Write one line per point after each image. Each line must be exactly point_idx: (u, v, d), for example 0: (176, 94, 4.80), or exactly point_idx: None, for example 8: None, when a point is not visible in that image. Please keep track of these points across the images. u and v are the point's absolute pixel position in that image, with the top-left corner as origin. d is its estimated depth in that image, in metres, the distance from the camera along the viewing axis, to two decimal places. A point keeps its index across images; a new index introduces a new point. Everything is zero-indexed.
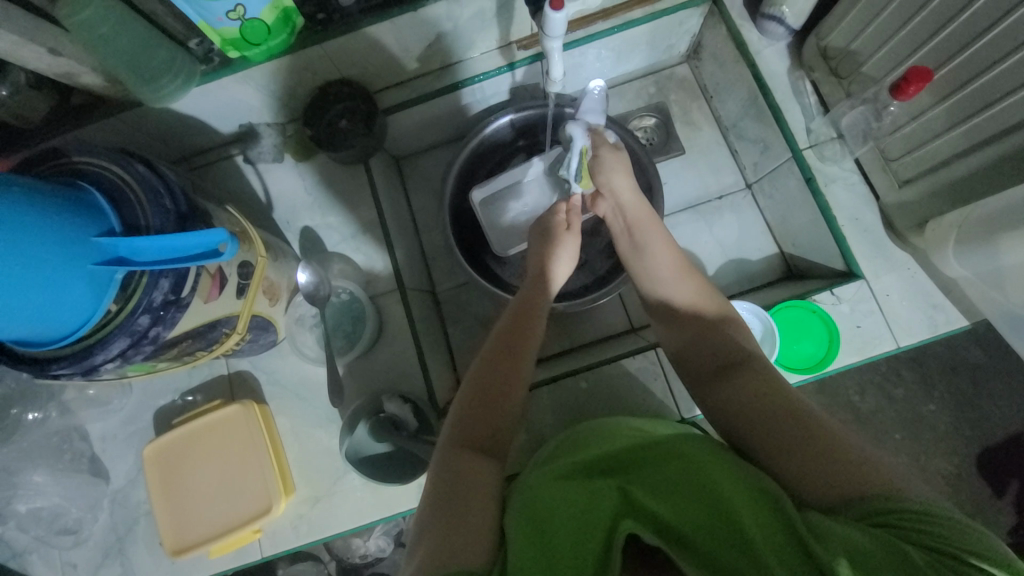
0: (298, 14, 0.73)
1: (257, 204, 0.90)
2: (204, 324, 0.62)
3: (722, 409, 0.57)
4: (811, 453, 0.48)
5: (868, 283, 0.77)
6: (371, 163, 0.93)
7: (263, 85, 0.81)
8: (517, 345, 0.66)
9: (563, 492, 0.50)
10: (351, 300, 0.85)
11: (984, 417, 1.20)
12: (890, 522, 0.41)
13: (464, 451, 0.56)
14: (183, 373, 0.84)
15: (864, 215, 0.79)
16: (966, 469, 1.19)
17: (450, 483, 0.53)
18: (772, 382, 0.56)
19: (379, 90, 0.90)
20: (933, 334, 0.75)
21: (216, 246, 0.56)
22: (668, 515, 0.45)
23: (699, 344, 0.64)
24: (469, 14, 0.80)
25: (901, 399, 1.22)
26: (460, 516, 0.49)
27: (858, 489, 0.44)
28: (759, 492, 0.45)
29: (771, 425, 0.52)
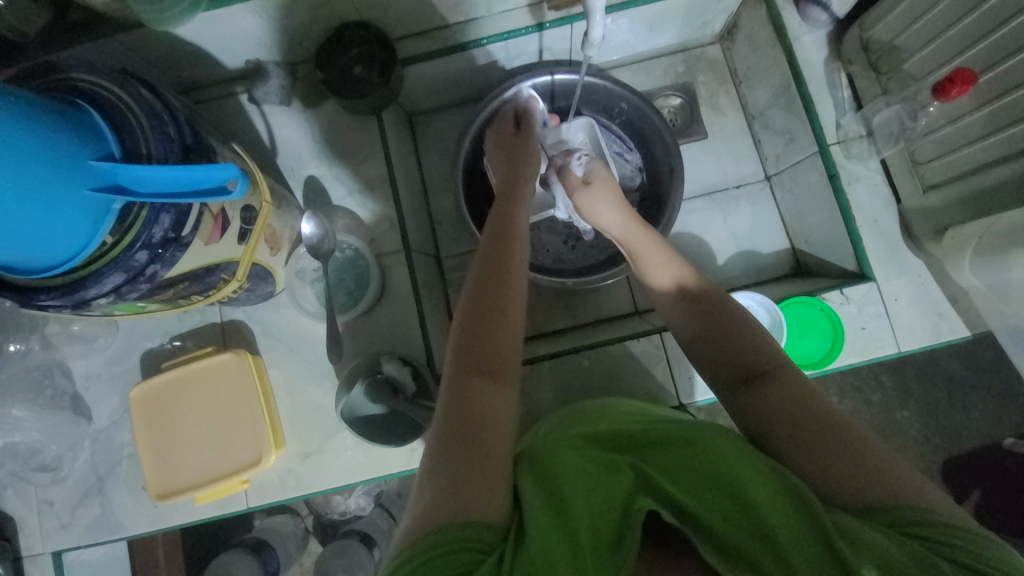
0: None
1: (261, 147, 0.86)
2: (204, 267, 0.59)
3: (745, 403, 0.56)
4: (837, 456, 0.48)
5: (879, 286, 0.77)
6: (384, 116, 0.88)
7: (276, 18, 0.76)
8: (511, 263, 0.62)
9: (583, 469, 0.50)
10: (355, 257, 0.82)
11: (958, 427, 1.23)
12: (915, 532, 0.42)
13: (469, 380, 0.53)
14: (174, 317, 0.81)
15: (881, 217, 0.78)
16: (934, 474, 1.24)
17: (458, 417, 0.50)
18: (788, 378, 0.55)
19: (400, 37, 0.85)
20: (934, 342, 0.76)
21: (224, 183, 0.53)
22: (689, 499, 0.46)
23: (710, 330, 0.61)
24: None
25: (881, 403, 1.25)
26: (471, 461, 0.47)
27: (885, 494, 0.45)
28: (781, 484, 0.44)
29: (798, 422, 0.51)
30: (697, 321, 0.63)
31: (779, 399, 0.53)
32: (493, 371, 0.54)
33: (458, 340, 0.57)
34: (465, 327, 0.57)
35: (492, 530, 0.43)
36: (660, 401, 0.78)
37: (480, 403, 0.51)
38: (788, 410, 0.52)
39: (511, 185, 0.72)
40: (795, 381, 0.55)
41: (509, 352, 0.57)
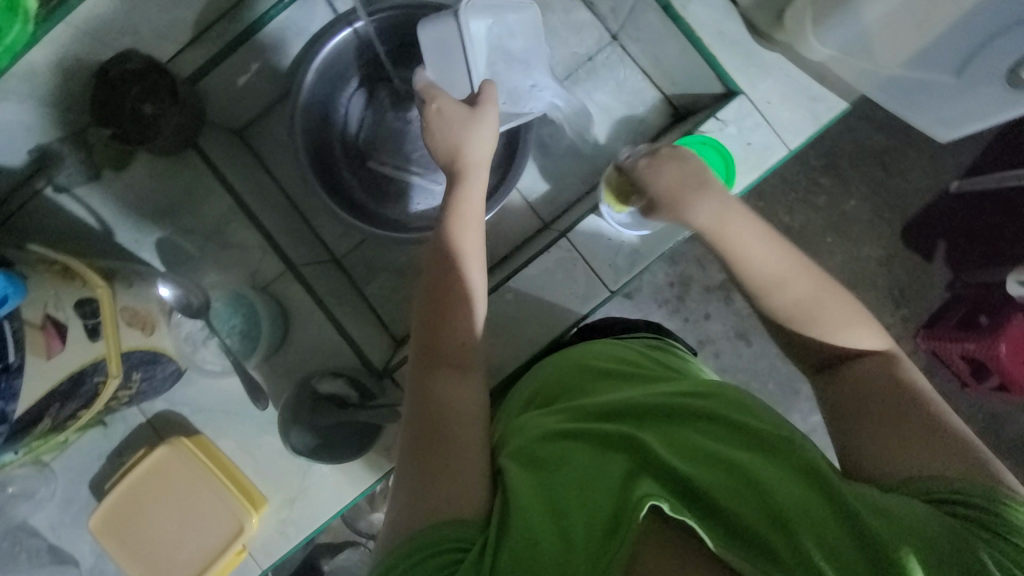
0: None
1: (92, 232, 0.77)
2: (67, 382, 0.56)
3: (828, 397, 0.56)
4: (901, 439, 0.49)
5: (749, 98, 0.75)
6: (202, 143, 0.81)
7: (29, 95, 0.66)
8: (462, 286, 0.61)
9: (574, 450, 0.51)
10: (240, 297, 0.78)
11: (901, 195, 1.20)
12: (951, 504, 0.44)
13: (434, 371, 0.57)
14: (101, 437, 0.77)
15: (725, 27, 0.75)
16: (897, 248, 1.21)
17: (430, 418, 0.54)
18: (892, 370, 0.55)
19: (172, 56, 0.75)
20: (819, 126, 0.76)
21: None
22: (700, 477, 0.45)
23: (824, 311, 0.57)
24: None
25: (826, 205, 1.20)
26: (445, 462, 0.50)
27: (939, 471, 0.47)
28: (800, 462, 0.46)
29: (876, 411, 0.52)
30: (793, 303, 0.58)
31: (879, 386, 0.53)
32: (460, 363, 0.58)
33: (420, 336, 0.60)
34: (424, 345, 0.59)
35: (467, 525, 0.45)
36: (594, 296, 0.78)
37: (456, 397, 0.56)
38: (884, 399, 0.52)
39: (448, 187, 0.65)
40: (884, 376, 0.54)
41: (476, 344, 0.60)
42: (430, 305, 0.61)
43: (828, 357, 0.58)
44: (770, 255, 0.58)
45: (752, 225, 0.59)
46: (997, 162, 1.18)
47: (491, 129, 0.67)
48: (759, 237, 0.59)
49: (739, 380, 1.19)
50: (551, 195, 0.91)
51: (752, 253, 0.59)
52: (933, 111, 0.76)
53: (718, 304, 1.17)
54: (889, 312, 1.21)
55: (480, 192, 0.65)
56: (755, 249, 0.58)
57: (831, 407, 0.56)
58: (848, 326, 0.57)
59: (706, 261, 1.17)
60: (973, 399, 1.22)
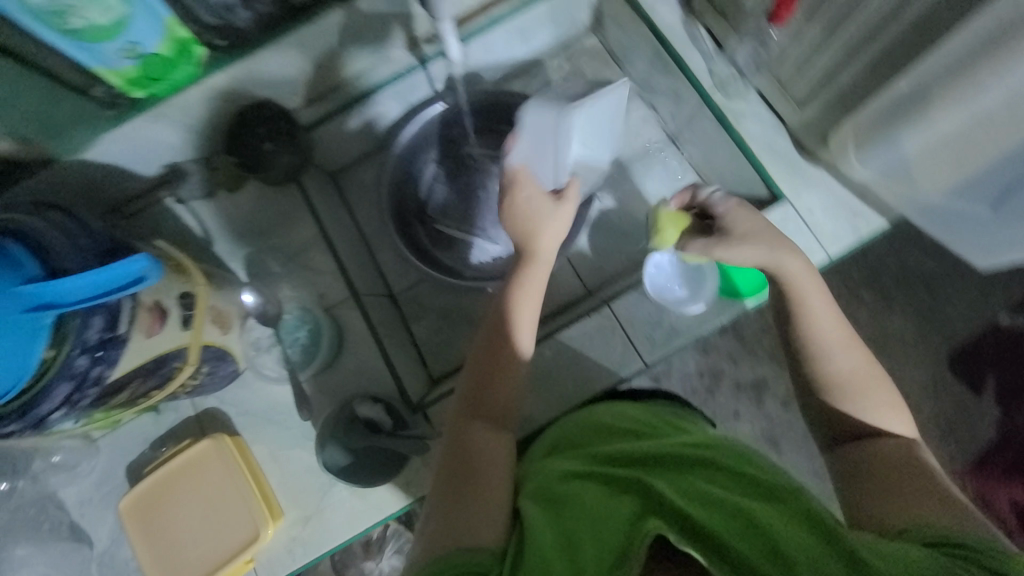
0: (200, 45, 0.74)
1: (195, 239, 0.89)
2: (152, 361, 0.62)
3: (843, 466, 0.64)
4: (908, 498, 0.55)
5: (792, 204, 0.81)
6: (303, 180, 0.94)
7: (180, 121, 0.82)
8: (505, 340, 0.69)
9: (588, 491, 0.57)
10: (305, 314, 0.85)
11: (947, 321, 1.20)
12: (955, 552, 0.48)
13: (470, 423, 0.65)
14: (150, 422, 0.83)
15: (776, 141, 0.84)
16: (941, 373, 1.18)
17: (461, 460, 0.61)
18: (911, 452, 0.62)
19: (297, 107, 0.91)
20: (858, 239, 0.81)
21: (138, 274, 0.55)
22: (696, 509, 0.49)
23: (860, 387, 0.65)
24: (332, 24, 0.79)
25: (868, 319, 1.20)
26: (470, 494, 0.57)
27: (937, 522, 0.51)
28: (801, 510, 0.48)
29: (894, 475, 0.59)
30: (836, 369, 0.66)
31: (898, 458, 0.61)
32: (494, 419, 0.66)
33: (463, 387, 0.68)
34: (469, 389, 0.67)
35: (486, 553, 0.51)
36: (624, 366, 0.81)
37: (484, 446, 0.63)
38: (890, 469, 0.60)
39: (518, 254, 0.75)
40: (901, 453, 0.61)
41: (510, 398, 0.67)
42: (477, 359, 0.69)
43: (848, 430, 0.66)
44: (830, 325, 0.68)
45: (814, 284, 0.69)
46: None
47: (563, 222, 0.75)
48: (821, 301, 0.68)
49: None
50: (595, 264, 0.97)
51: (810, 310, 0.68)
52: (973, 235, 0.81)
53: (748, 403, 1.17)
54: (929, 442, 1.16)
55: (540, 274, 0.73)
56: (820, 315, 0.68)
57: (846, 472, 0.63)
58: (879, 400, 0.65)
59: (739, 357, 1.18)
60: None
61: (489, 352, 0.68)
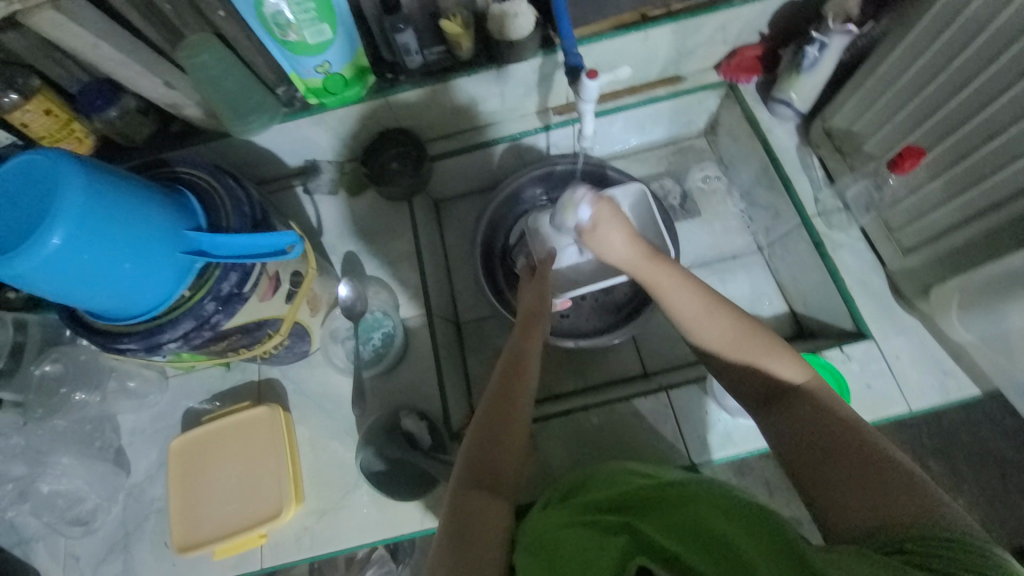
0: (371, 75, 0.88)
1: (309, 227, 1.00)
2: (254, 322, 0.69)
3: (772, 435, 0.58)
4: (847, 484, 0.49)
5: (878, 344, 0.80)
6: (415, 202, 1.03)
7: (333, 128, 0.94)
8: (521, 384, 0.68)
9: (580, 535, 0.52)
10: (383, 318, 0.91)
11: (1018, 516, 1.09)
12: (912, 550, 0.42)
13: (469, 493, 0.58)
14: (218, 376, 0.90)
15: (870, 279, 0.84)
16: None
17: (460, 521, 0.56)
18: (819, 394, 0.58)
19: (429, 140, 1.02)
20: (945, 400, 0.77)
21: (283, 247, 0.64)
22: (679, 550, 0.45)
23: (749, 374, 0.61)
24: (481, 79, 0.90)
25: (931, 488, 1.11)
26: (471, 558, 0.52)
27: (889, 519, 0.45)
28: (766, 527, 0.45)
29: (823, 448, 0.53)
30: (731, 359, 0.63)
31: (812, 422, 0.55)
32: (492, 484, 0.60)
33: (471, 442, 0.63)
34: (475, 446, 0.62)
35: None
36: (672, 460, 0.79)
37: (487, 513, 0.57)
38: (824, 454, 0.52)
39: (523, 322, 0.76)
40: (816, 411, 0.56)
41: (518, 446, 0.64)
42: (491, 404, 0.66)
43: (762, 394, 0.61)
44: (687, 310, 0.65)
45: (670, 274, 0.67)
46: None
47: (540, 287, 0.80)
48: (674, 287, 0.66)
49: None
50: (658, 347, 0.97)
51: (671, 306, 0.66)
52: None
53: None
54: None
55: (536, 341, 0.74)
56: (677, 299, 0.66)
57: (788, 462, 0.55)
58: (771, 364, 0.60)
59: (777, 488, 1.11)
60: None
61: (505, 404, 0.65)
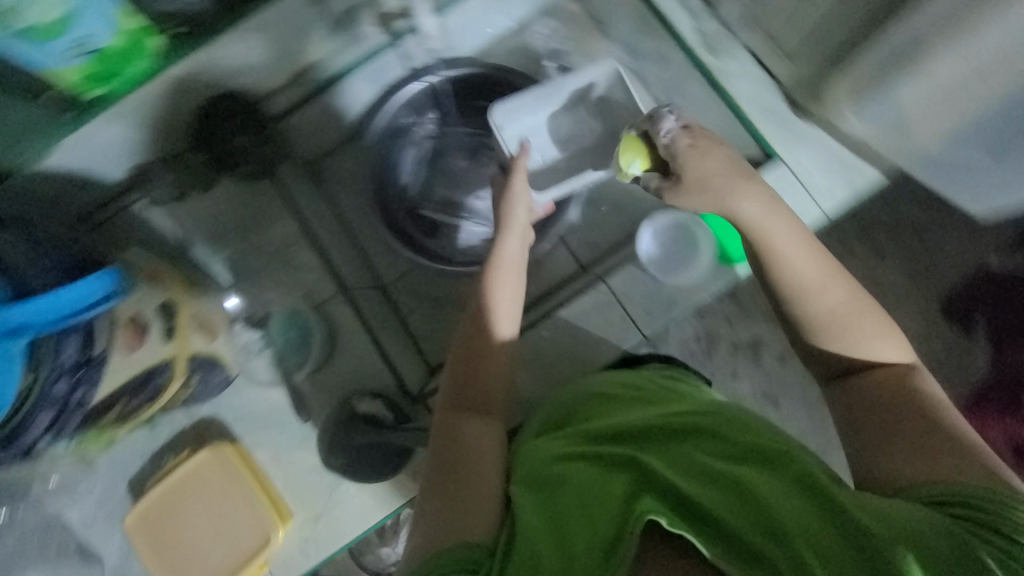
0: (155, 38, 0.67)
1: (165, 241, 0.83)
2: (136, 372, 0.67)
3: (839, 415, 0.61)
4: (894, 446, 0.55)
5: (787, 164, 0.79)
6: (280, 172, 0.90)
7: (136, 119, 0.77)
8: (491, 330, 0.70)
9: (583, 479, 0.54)
10: (293, 315, 0.82)
11: (936, 268, 1.19)
12: (954, 511, 0.48)
13: (456, 417, 0.66)
14: (146, 435, 0.80)
15: (766, 99, 0.83)
16: (933, 320, 1.18)
17: (447, 449, 0.62)
18: (911, 377, 0.60)
19: (269, 94, 0.86)
20: (856, 195, 0.80)
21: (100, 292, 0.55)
22: (695, 492, 0.49)
23: (827, 289, 0.63)
24: (294, 9, 0.72)
25: (862, 271, 1.19)
26: (459, 484, 0.58)
27: (926, 476, 0.52)
28: (796, 474, 0.50)
29: (886, 419, 0.57)
30: (817, 275, 0.64)
31: (880, 394, 0.59)
32: (479, 409, 0.67)
33: (450, 379, 0.69)
34: (455, 378, 0.69)
35: (480, 549, 0.52)
36: (627, 341, 0.80)
37: (475, 439, 0.63)
38: (894, 412, 0.57)
39: (495, 239, 0.74)
40: (901, 387, 0.59)
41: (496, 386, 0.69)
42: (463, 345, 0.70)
43: (831, 368, 0.64)
44: (785, 237, 0.64)
45: (780, 211, 0.66)
46: None
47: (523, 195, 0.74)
48: (782, 220, 0.65)
49: None
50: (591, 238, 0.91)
51: (783, 267, 0.64)
52: (959, 185, 0.81)
53: (745, 363, 1.17)
54: None
55: (513, 282, 0.73)
56: (780, 239, 0.64)
57: (851, 420, 0.60)
58: (879, 350, 0.62)
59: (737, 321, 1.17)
60: None
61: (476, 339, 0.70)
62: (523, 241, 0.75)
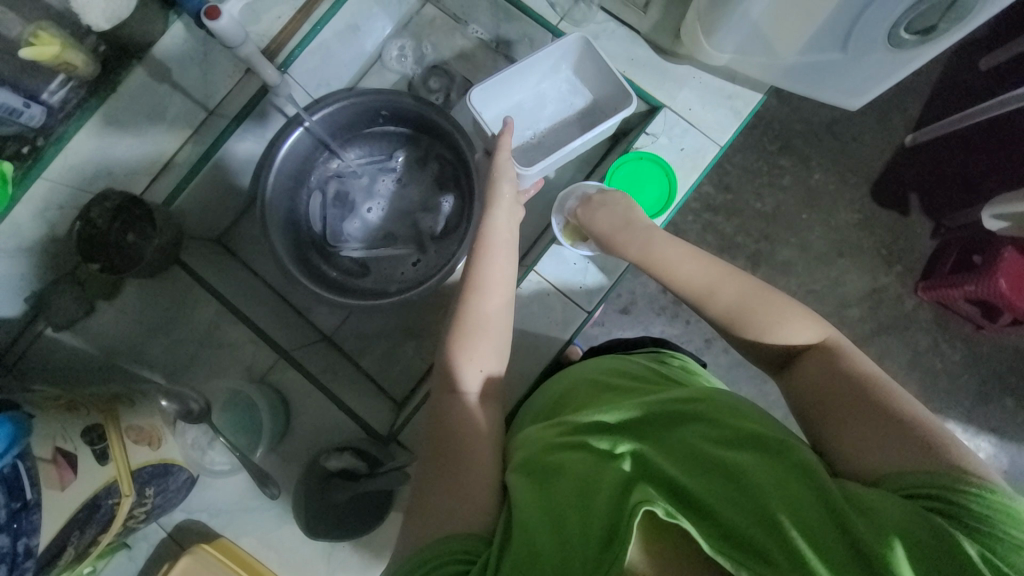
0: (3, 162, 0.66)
1: (87, 360, 0.80)
2: (85, 504, 0.59)
3: (796, 400, 0.56)
4: (858, 425, 0.49)
5: (671, 108, 0.82)
6: (184, 259, 0.87)
7: (14, 249, 0.74)
8: (489, 327, 0.64)
9: (575, 463, 0.50)
10: (235, 395, 0.81)
11: (859, 160, 1.19)
12: (930, 501, 0.42)
13: (454, 398, 0.60)
14: (126, 558, 0.77)
15: (635, 52, 0.84)
16: (871, 210, 1.19)
17: (443, 438, 0.57)
18: (859, 360, 0.54)
19: (146, 184, 0.83)
20: (742, 120, 0.82)
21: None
22: (692, 487, 0.45)
23: (738, 293, 0.63)
24: (147, 80, 0.78)
25: (792, 183, 1.19)
26: (454, 470, 0.54)
27: (899, 463, 0.45)
28: (793, 460, 0.45)
29: (847, 398, 0.51)
30: (711, 274, 0.66)
31: (828, 377, 0.54)
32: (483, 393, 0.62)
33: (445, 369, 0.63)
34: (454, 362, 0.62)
35: (477, 538, 0.47)
36: (574, 321, 0.81)
37: (475, 426, 0.58)
38: (847, 394, 0.51)
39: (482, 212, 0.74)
40: (848, 367, 0.53)
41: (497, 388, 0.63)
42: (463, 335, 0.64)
43: (778, 357, 0.60)
44: (683, 262, 0.68)
45: (673, 246, 0.70)
46: (946, 108, 1.17)
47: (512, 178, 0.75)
48: (682, 257, 0.68)
49: (753, 369, 1.18)
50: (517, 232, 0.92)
51: (681, 271, 0.68)
52: (835, 79, 0.77)
53: None
54: (880, 271, 1.18)
55: (508, 262, 0.70)
56: (680, 268, 0.68)
57: (806, 412, 0.54)
58: (791, 334, 0.59)
59: None
60: (997, 340, 1.18)
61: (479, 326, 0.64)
62: (513, 217, 0.74)
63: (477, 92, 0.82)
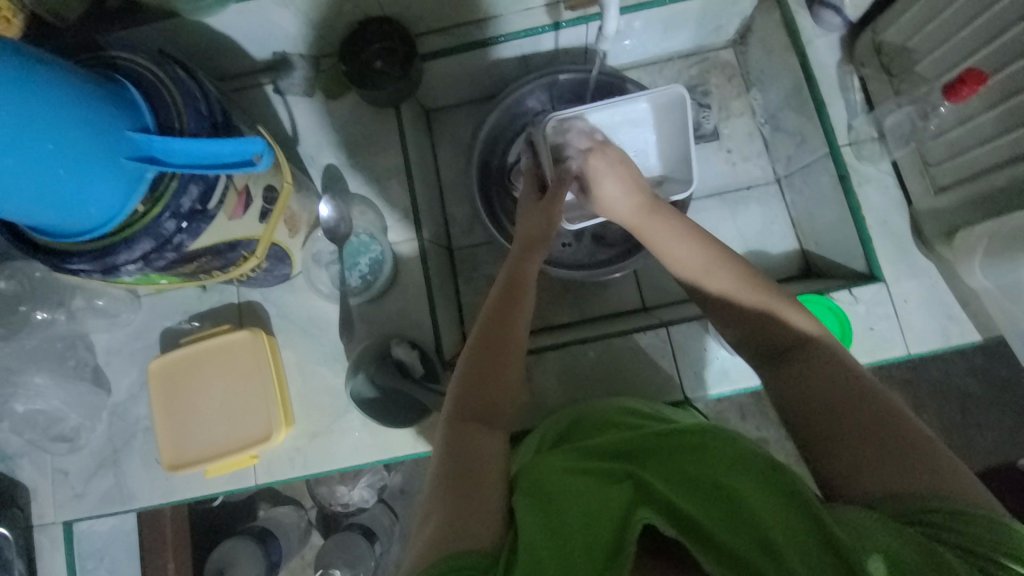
0: None
1: (283, 135, 0.88)
2: (225, 243, 0.62)
3: (779, 401, 0.56)
4: (855, 447, 0.49)
5: (888, 287, 0.77)
6: (403, 110, 0.91)
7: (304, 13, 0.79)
8: (513, 321, 0.62)
9: (577, 485, 0.52)
10: (369, 242, 0.84)
11: (968, 444, 1.10)
12: (924, 519, 0.44)
13: (464, 424, 0.56)
14: (194, 296, 0.83)
15: (892, 218, 0.79)
16: None
17: (457, 460, 0.53)
18: (832, 359, 0.55)
19: (421, 34, 0.87)
20: (944, 345, 0.76)
21: (250, 157, 0.55)
22: (683, 505, 0.47)
23: (741, 299, 0.60)
24: None
25: None
26: (470, 489, 0.51)
27: (898, 491, 0.46)
28: (778, 482, 0.47)
29: (832, 421, 0.51)
30: (709, 264, 0.62)
31: (816, 379, 0.54)
32: (488, 418, 0.57)
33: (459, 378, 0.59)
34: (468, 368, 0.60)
35: (485, 554, 0.46)
36: (666, 394, 0.79)
37: (484, 452, 0.54)
38: (846, 420, 0.51)
39: (519, 244, 0.69)
40: (830, 369, 0.54)
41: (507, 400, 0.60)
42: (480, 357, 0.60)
43: (772, 351, 0.59)
44: (687, 244, 0.64)
45: (678, 221, 0.66)
46: None
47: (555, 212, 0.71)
48: (683, 233, 0.65)
49: None
50: (660, 282, 0.94)
51: (668, 254, 0.66)
52: None
53: None
54: None
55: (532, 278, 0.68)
56: (677, 247, 0.65)
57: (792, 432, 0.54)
58: (793, 325, 0.58)
59: (750, 412, 1.13)
60: None
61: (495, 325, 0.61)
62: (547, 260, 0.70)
63: (558, 119, 0.79)
